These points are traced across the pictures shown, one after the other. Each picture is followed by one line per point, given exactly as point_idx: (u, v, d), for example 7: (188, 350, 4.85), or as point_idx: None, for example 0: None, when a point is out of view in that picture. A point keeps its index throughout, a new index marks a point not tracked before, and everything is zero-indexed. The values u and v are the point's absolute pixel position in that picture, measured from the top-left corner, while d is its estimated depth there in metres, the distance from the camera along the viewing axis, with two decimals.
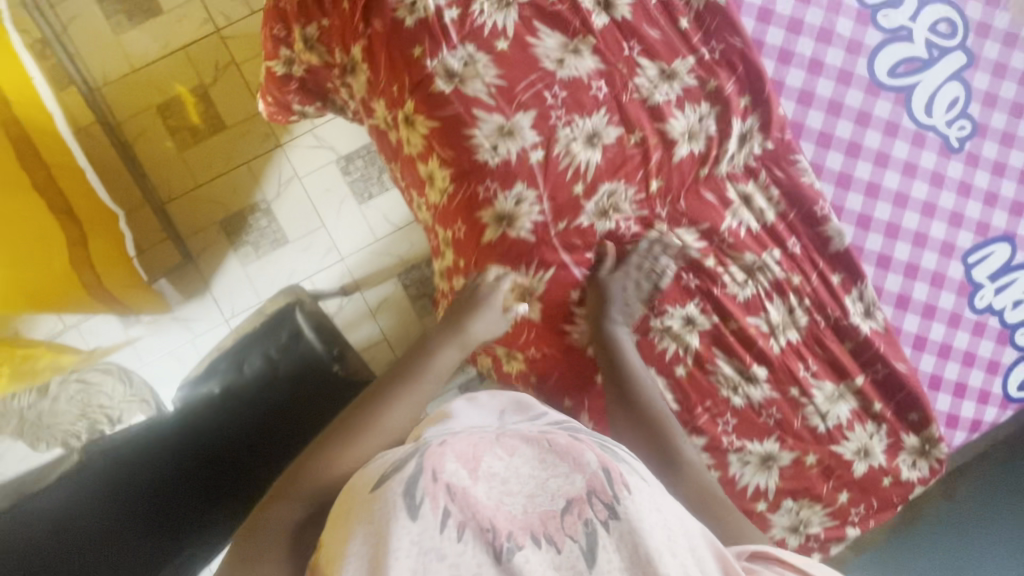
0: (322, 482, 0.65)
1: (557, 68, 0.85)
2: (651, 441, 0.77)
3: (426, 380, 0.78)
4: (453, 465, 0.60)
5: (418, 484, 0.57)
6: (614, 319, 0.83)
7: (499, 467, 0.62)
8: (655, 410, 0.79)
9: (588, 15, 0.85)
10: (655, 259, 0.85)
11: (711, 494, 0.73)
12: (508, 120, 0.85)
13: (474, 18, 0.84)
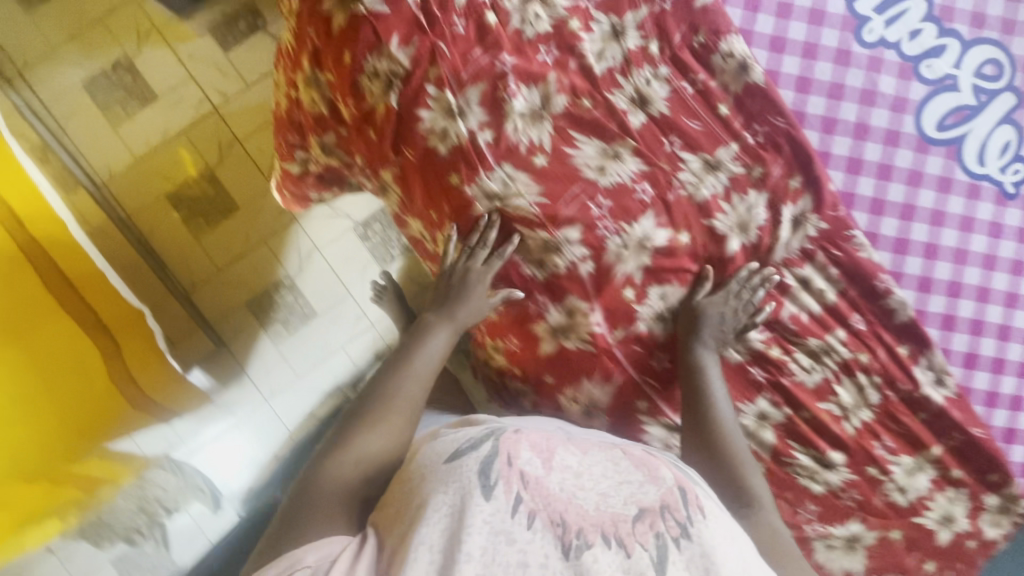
0: (359, 450, 0.73)
1: (599, 177, 0.83)
2: (714, 463, 0.79)
3: (426, 360, 0.83)
4: (527, 454, 0.69)
5: (494, 466, 0.66)
6: (706, 343, 0.82)
7: (571, 462, 0.71)
8: (719, 425, 0.80)
9: (624, 116, 0.83)
10: (754, 289, 0.84)
11: (761, 531, 0.75)
12: (554, 235, 0.82)
13: (509, 137, 0.81)
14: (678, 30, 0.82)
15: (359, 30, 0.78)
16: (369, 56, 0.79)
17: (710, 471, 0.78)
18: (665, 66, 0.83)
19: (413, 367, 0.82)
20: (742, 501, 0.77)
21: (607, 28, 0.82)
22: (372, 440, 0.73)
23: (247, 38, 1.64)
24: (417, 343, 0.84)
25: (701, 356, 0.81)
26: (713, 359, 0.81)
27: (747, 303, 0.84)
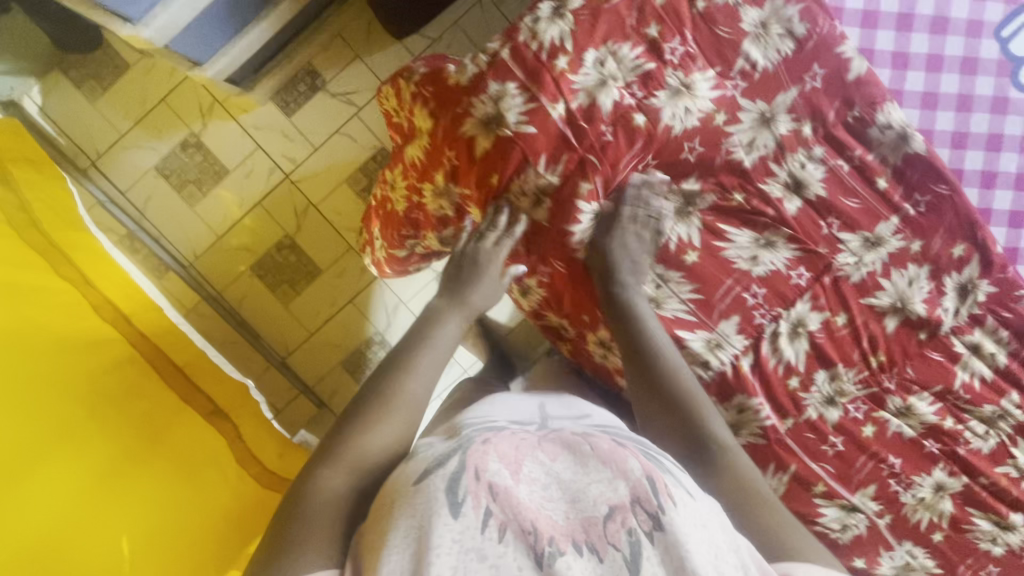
0: (360, 456, 0.68)
1: (751, 266, 0.80)
2: (679, 428, 0.73)
3: (427, 352, 0.76)
4: (496, 465, 0.64)
5: (463, 480, 0.60)
6: (627, 284, 0.78)
7: (540, 471, 0.65)
8: (676, 379, 0.75)
9: (780, 204, 0.80)
10: (660, 205, 0.79)
11: (742, 491, 0.69)
12: (713, 332, 0.80)
13: (657, 238, 0.79)
14: (831, 107, 0.79)
15: (504, 151, 0.76)
16: (517, 176, 0.77)
17: (679, 435, 0.72)
18: (819, 146, 0.79)
19: (411, 366, 0.75)
20: (722, 459, 0.71)
21: (756, 115, 0.78)
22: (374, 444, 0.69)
23: (308, 100, 1.62)
24: (428, 330, 0.78)
25: (634, 304, 0.77)
26: (644, 301, 0.78)
27: (646, 220, 0.78)
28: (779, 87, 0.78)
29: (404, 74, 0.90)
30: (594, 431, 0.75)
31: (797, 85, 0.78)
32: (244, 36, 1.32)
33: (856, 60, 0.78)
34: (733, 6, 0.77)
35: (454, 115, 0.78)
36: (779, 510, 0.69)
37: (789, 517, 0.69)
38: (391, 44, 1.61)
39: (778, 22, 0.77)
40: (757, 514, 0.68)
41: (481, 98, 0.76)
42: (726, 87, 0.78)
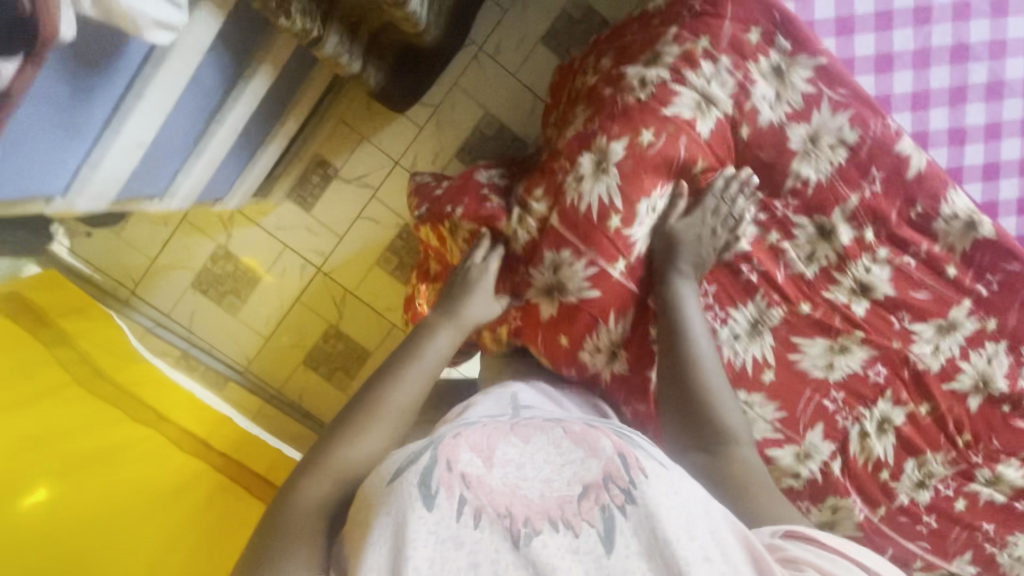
0: (351, 461, 0.69)
1: (828, 373, 0.80)
2: (695, 416, 0.74)
3: (426, 362, 0.79)
4: (468, 455, 0.62)
5: (435, 473, 0.60)
6: (683, 272, 0.76)
7: (515, 454, 0.64)
8: (694, 365, 0.74)
9: (848, 310, 0.79)
10: (733, 200, 0.76)
11: (726, 474, 0.72)
12: (802, 443, 0.82)
13: (733, 363, 0.78)
14: (892, 207, 0.76)
15: (571, 314, 0.79)
16: (589, 335, 0.80)
17: (683, 422, 0.74)
18: (884, 247, 0.77)
19: (405, 376, 0.78)
20: (721, 447, 0.73)
21: (815, 227, 0.77)
22: (357, 452, 0.70)
23: (323, 191, 1.61)
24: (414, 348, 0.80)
25: (677, 284, 0.76)
26: (691, 288, 0.75)
27: (725, 218, 0.76)
28: (837, 197, 0.76)
29: (449, 226, 0.93)
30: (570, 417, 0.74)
31: (856, 191, 0.75)
32: (258, 158, 1.31)
33: (915, 156, 0.75)
34: (777, 127, 0.74)
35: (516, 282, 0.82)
36: (765, 487, 0.71)
37: (766, 487, 0.71)
38: (395, 118, 1.56)
39: (827, 132, 0.74)
40: (738, 491, 0.70)
41: (540, 268, 0.79)
42: (776, 206, 0.77)
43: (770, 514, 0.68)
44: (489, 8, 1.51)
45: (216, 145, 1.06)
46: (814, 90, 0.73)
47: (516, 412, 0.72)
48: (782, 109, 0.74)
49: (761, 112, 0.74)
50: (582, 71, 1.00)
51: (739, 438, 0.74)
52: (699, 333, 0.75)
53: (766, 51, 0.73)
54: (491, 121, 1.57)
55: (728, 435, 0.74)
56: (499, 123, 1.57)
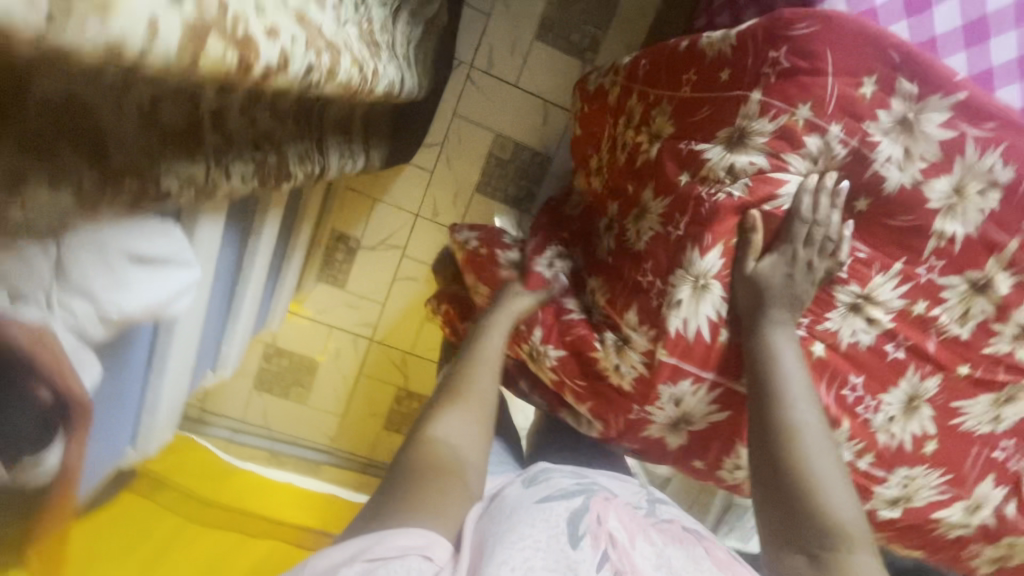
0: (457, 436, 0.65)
1: (995, 426, 0.72)
2: (794, 502, 0.60)
3: (493, 345, 0.75)
4: (615, 522, 0.61)
5: (582, 518, 0.60)
6: (776, 319, 0.63)
7: (653, 551, 0.60)
8: (791, 441, 0.61)
9: (1013, 358, 0.69)
10: (828, 219, 0.61)
11: None
12: (971, 495, 0.76)
13: (888, 445, 0.71)
14: None
15: (699, 441, 0.71)
16: (726, 456, 0.72)
17: (779, 513, 0.61)
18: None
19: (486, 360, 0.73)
20: (828, 554, 0.57)
21: (968, 285, 0.65)
22: (458, 438, 0.65)
23: (351, 263, 1.51)
24: (473, 342, 0.75)
25: (766, 330, 0.63)
26: (787, 338, 0.63)
27: (822, 242, 0.62)
28: (992, 247, 0.63)
29: (526, 352, 0.79)
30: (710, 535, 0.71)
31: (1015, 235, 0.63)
32: (284, 276, 1.20)
33: None
34: (913, 190, 0.60)
35: (628, 420, 0.72)
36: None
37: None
38: (400, 169, 1.41)
39: (974, 179, 0.60)
40: None
41: (657, 405, 0.68)
42: (918, 272, 0.64)
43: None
44: (468, 19, 1.31)
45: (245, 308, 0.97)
46: (953, 136, 0.59)
47: (653, 505, 0.73)
48: (915, 167, 0.60)
49: (890, 177, 0.60)
50: (624, 123, 0.81)
51: (860, 538, 0.58)
52: (797, 393, 0.62)
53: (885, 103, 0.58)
54: (502, 144, 1.41)
55: (842, 536, 0.57)
56: (511, 143, 1.41)
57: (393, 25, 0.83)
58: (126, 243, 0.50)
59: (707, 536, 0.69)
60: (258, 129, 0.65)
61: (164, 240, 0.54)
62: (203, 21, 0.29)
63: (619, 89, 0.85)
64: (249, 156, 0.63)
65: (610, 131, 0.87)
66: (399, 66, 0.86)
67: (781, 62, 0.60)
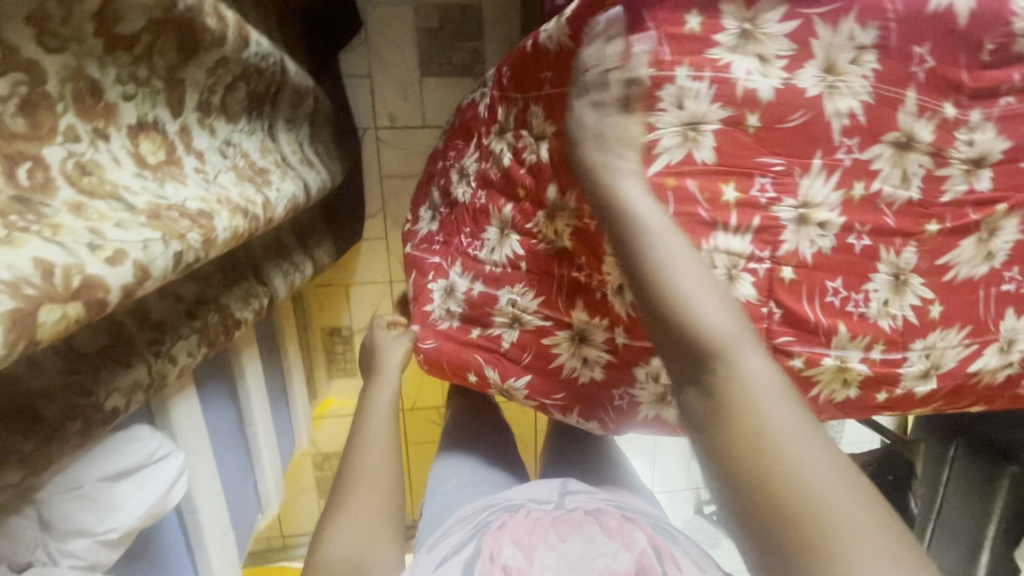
0: (355, 519, 0.60)
1: (993, 262, 0.69)
2: (671, 330, 0.52)
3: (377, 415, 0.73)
4: (511, 549, 0.57)
5: (475, 566, 0.56)
6: (623, 165, 0.61)
7: (554, 556, 0.56)
8: (654, 267, 0.54)
9: (974, 193, 0.66)
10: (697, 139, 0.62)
11: (731, 412, 0.47)
12: (1001, 335, 0.72)
13: (892, 327, 0.70)
14: (961, 66, 0.61)
15: None
16: None
17: (664, 352, 0.52)
18: (974, 108, 0.63)
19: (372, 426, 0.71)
20: (717, 371, 0.49)
21: (895, 147, 0.63)
22: (357, 508, 0.61)
23: (353, 351, 1.54)
24: (364, 402, 0.75)
25: (614, 175, 0.60)
26: (631, 174, 0.60)
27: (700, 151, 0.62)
28: (899, 103, 0.61)
29: (495, 393, 0.77)
30: (620, 509, 0.68)
31: (913, 83, 0.61)
32: (294, 395, 1.22)
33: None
34: (788, 89, 0.60)
35: (614, 408, 0.72)
36: (793, 436, 0.44)
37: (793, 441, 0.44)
38: (355, 249, 1.44)
39: (843, 53, 0.59)
40: (744, 438, 0.45)
41: (638, 385, 0.70)
42: (839, 159, 0.62)
43: (796, 490, 0.42)
44: (355, 87, 1.33)
45: (262, 441, 0.99)
46: (798, 24, 0.59)
47: (562, 499, 0.70)
48: (776, 68, 0.60)
49: (759, 88, 0.60)
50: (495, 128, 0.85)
51: (750, 349, 0.50)
52: (648, 215, 0.57)
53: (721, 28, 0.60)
54: None
55: (725, 349, 0.49)
56: None
57: (276, 142, 0.87)
58: (95, 472, 0.52)
59: (608, 509, 0.67)
60: (187, 299, 0.68)
61: (138, 447, 0.56)
62: (26, 302, 0.32)
63: (492, 100, 0.86)
64: (190, 330, 0.66)
65: (482, 140, 0.88)
66: (298, 174, 0.89)
67: (613, 33, 0.63)
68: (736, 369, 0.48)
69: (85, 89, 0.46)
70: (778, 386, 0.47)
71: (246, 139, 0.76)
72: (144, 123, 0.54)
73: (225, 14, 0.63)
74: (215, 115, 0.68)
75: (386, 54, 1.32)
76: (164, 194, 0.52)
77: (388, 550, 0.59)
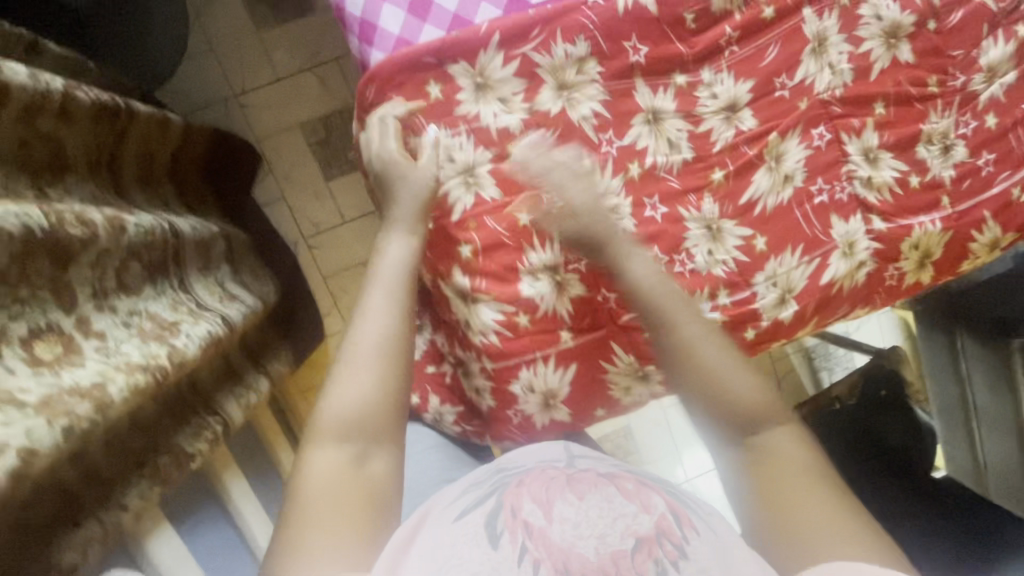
0: (351, 408, 0.58)
1: (794, 182, 0.75)
2: (711, 395, 0.63)
3: (386, 269, 0.63)
4: (531, 504, 0.56)
5: (497, 518, 0.55)
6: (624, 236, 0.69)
7: (572, 510, 0.56)
8: (678, 346, 0.65)
9: (743, 133, 0.73)
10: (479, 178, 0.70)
11: (761, 464, 0.61)
12: (836, 240, 0.76)
13: (727, 271, 0.75)
14: (673, 43, 0.71)
15: (580, 403, 0.75)
16: (604, 388, 0.75)
17: (703, 405, 0.64)
18: (704, 67, 0.72)
19: (378, 283, 0.62)
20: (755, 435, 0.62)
21: (647, 125, 0.71)
22: (354, 405, 0.58)
23: None
24: (375, 248, 0.64)
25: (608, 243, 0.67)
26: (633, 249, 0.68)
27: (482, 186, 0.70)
28: (632, 91, 0.71)
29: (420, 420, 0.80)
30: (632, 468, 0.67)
31: (637, 71, 0.71)
32: None
33: None
34: (535, 116, 0.69)
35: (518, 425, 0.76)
36: (804, 481, 0.59)
37: (809, 489, 0.59)
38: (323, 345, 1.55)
39: (568, 70, 0.70)
40: (770, 488, 0.60)
41: (521, 401, 0.74)
42: (606, 151, 0.71)
43: (798, 518, 0.57)
44: (275, 211, 1.49)
45: None
46: (520, 62, 0.69)
47: (571, 459, 0.67)
48: (518, 102, 0.70)
49: (508, 125, 0.69)
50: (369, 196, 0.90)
51: (788, 420, 0.63)
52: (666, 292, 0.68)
53: (461, 83, 0.69)
54: None
55: (759, 419, 0.62)
56: None
57: (189, 291, 1.01)
58: None
59: (623, 472, 0.65)
60: (135, 452, 0.79)
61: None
62: None
63: None
64: (138, 479, 0.78)
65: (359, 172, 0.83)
66: (217, 313, 1.01)
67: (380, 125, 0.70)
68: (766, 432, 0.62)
69: None
70: (796, 445, 0.61)
71: (153, 303, 0.90)
72: (36, 331, 0.68)
73: (90, 218, 0.78)
74: (113, 296, 0.82)
75: (290, 175, 1.48)
76: (61, 381, 0.64)
77: (381, 458, 0.59)
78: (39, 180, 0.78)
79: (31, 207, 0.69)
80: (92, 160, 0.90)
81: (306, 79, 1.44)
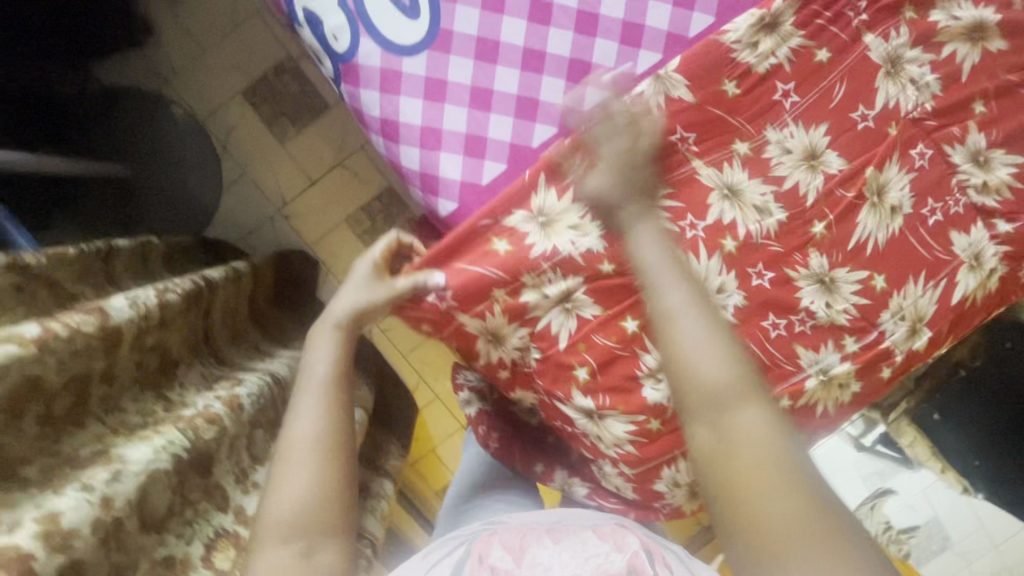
0: (293, 511, 0.59)
1: (901, 209, 0.71)
2: (693, 376, 0.55)
3: (315, 376, 0.66)
4: (500, 551, 0.58)
5: (464, 568, 0.57)
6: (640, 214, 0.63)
7: (547, 553, 0.57)
8: (658, 320, 0.58)
9: (834, 177, 0.70)
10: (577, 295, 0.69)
11: (735, 456, 0.52)
12: (960, 253, 0.72)
13: (850, 316, 0.71)
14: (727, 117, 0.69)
15: None
16: None
17: (682, 381, 0.56)
18: (766, 126, 0.70)
19: (311, 390, 0.65)
20: (728, 417, 0.53)
21: (725, 200, 0.69)
22: (296, 504, 0.59)
23: None
24: (308, 357, 0.68)
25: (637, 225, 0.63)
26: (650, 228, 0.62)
27: (580, 302, 0.69)
28: (696, 175, 0.69)
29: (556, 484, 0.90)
30: (608, 521, 0.68)
31: (693, 156, 0.69)
32: None
33: (675, 87, 0.67)
34: (611, 229, 0.68)
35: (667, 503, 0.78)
36: (781, 481, 0.50)
37: (778, 488, 0.50)
38: (420, 420, 1.53)
39: None
40: (736, 491, 0.51)
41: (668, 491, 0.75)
42: (694, 236, 0.69)
43: (769, 535, 0.49)
44: None
45: None
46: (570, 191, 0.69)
47: (559, 516, 0.70)
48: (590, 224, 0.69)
49: (590, 246, 0.68)
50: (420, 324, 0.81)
51: (764, 408, 0.53)
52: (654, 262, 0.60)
53: (524, 229, 0.69)
54: None
55: (739, 399, 0.54)
56: None
57: None
58: None
59: (603, 522, 0.67)
60: None
61: None
62: None
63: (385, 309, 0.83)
64: None
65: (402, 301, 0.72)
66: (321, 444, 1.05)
67: (445, 292, 0.70)
68: (743, 415, 0.53)
69: (161, 568, 0.66)
70: (772, 430, 0.52)
71: None
72: (211, 542, 0.73)
73: (215, 413, 0.79)
74: (252, 472, 0.86)
75: (349, 268, 1.47)
76: None
77: (329, 552, 0.60)
78: (159, 388, 0.83)
79: (169, 430, 0.72)
80: (191, 342, 0.93)
81: (338, 173, 1.45)
